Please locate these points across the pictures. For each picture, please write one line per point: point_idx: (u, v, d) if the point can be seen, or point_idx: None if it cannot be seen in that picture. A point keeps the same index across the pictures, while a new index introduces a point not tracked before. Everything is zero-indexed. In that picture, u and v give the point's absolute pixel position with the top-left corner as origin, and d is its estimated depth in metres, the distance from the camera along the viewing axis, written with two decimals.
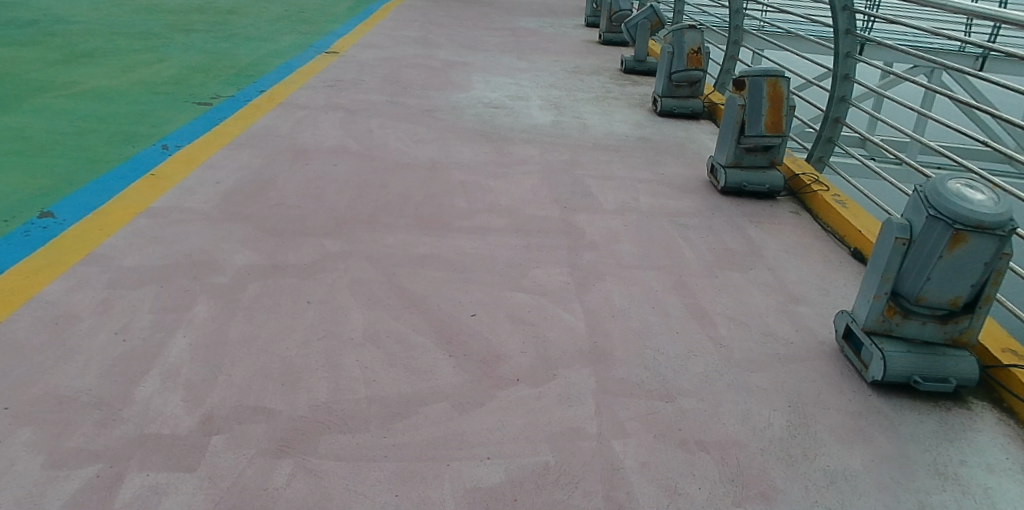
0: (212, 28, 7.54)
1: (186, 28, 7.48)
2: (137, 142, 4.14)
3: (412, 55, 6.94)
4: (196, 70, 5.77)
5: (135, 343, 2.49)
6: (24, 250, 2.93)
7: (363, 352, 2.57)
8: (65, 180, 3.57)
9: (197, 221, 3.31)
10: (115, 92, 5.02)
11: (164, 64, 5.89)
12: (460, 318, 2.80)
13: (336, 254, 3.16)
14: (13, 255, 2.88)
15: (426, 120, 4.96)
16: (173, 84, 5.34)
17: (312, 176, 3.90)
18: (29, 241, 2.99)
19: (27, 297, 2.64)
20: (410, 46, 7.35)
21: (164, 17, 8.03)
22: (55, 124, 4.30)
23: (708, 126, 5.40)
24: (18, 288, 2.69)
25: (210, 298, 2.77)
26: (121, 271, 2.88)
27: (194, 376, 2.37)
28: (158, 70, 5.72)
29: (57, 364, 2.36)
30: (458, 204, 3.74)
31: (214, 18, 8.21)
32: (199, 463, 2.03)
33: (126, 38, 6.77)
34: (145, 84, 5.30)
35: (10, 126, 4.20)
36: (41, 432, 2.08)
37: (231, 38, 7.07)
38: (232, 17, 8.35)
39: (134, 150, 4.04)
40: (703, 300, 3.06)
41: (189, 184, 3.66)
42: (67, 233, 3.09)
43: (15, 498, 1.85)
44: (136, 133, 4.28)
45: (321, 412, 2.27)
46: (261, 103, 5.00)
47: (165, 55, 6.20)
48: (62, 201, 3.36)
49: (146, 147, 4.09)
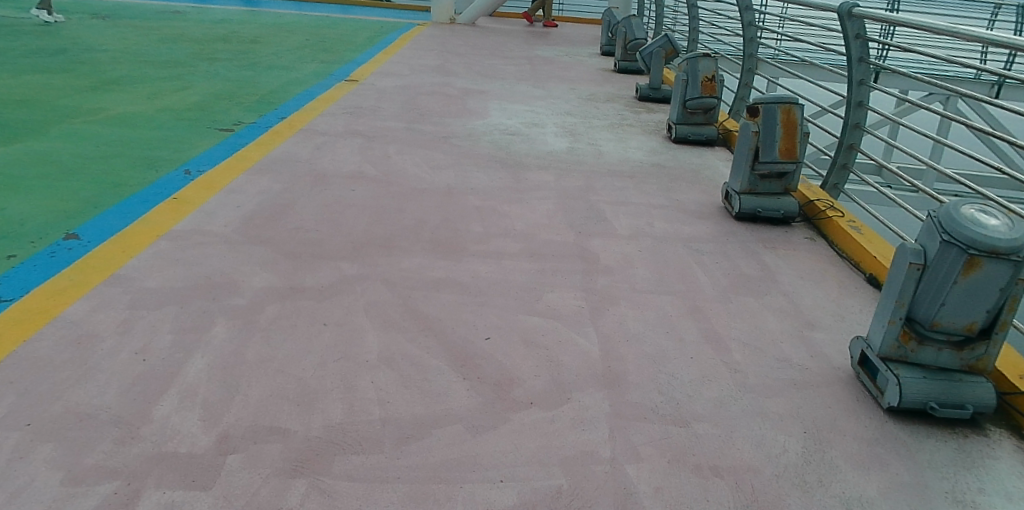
0: (235, 57, 7.75)
1: (210, 57, 7.67)
2: (160, 167, 4.25)
3: (430, 83, 7.07)
4: (219, 98, 5.91)
5: (154, 363, 2.53)
6: (48, 272, 3.00)
7: (378, 374, 2.59)
8: (90, 204, 3.67)
9: (218, 244, 3.38)
10: (140, 118, 5.17)
11: (188, 92, 6.05)
12: (474, 342, 2.82)
13: (352, 277, 3.20)
14: (37, 277, 2.95)
15: (443, 147, 5.03)
16: (196, 111, 5.48)
17: (331, 200, 3.97)
18: (54, 262, 3.07)
19: (50, 317, 2.71)
20: (428, 74, 7.49)
21: (189, 46, 8.26)
22: (81, 149, 4.43)
23: (722, 152, 5.43)
24: (43, 308, 2.75)
25: (229, 319, 2.82)
26: (142, 292, 2.94)
27: (211, 395, 2.42)
28: (182, 97, 5.87)
29: (79, 382, 2.41)
30: (473, 229, 3.78)
31: (238, 47, 8.44)
32: (214, 482, 2.08)
33: (153, 66, 6.96)
34: (170, 111, 5.43)
35: (38, 151, 4.33)
36: (61, 449, 2.14)
37: (254, 67, 7.25)
38: (256, 46, 8.57)
39: (158, 174, 4.14)
40: (717, 325, 3.05)
41: (211, 208, 3.73)
42: (91, 254, 3.17)
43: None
44: (159, 159, 4.38)
45: (336, 433, 2.31)
46: (283, 130, 5.11)
47: (190, 83, 6.37)
48: (86, 224, 3.46)
49: (169, 172, 4.19)
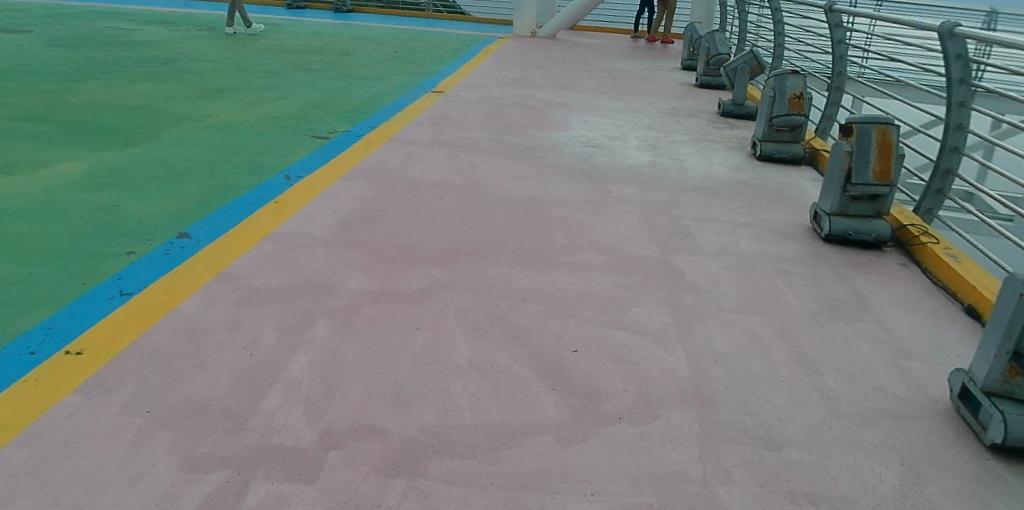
0: (329, 67, 8.08)
1: (305, 67, 8.02)
2: (263, 172, 4.46)
3: (513, 95, 7.18)
4: (315, 106, 6.17)
5: (260, 358, 2.66)
6: (164, 268, 3.20)
7: (470, 380, 2.65)
8: (201, 205, 3.89)
9: (316, 246, 3.52)
10: (242, 125, 5.44)
11: (286, 100, 6.33)
12: (562, 354, 2.84)
13: (442, 283, 3.29)
14: (154, 272, 3.15)
15: (527, 158, 5.10)
16: (294, 118, 5.73)
17: (419, 207, 4.08)
18: (169, 260, 3.27)
19: (166, 310, 2.88)
20: (510, 86, 7.61)
21: (284, 56, 8.64)
22: (191, 153, 4.70)
23: (809, 172, 5.30)
24: (160, 302, 2.94)
25: (328, 319, 2.93)
26: (248, 290, 3.08)
27: (314, 392, 2.52)
28: (281, 105, 6.14)
29: (193, 373, 2.56)
30: (558, 240, 3.82)
31: (331, 58, 8.79)
32: (318, 476, 2.17)
33: (254, 75, 7.32)
34: (269, 118, 5.70)
35: (152, 153, 4.62)
36: (178, 437, 2.28)
37: (346, 77, 7.53)
38: (347, 57, 8.90)
39: (261, 178, 4.35)
40: (808, 349, 3.00)
41: (309, 212, 3.89)
42: (202, 253, 3.36)
43: (155, 496, 2.05)
44: (261, 164, 4.60)
45: (431, 435, 2.38)
46: (374, 138, 5.29)
47: (287, 92, 6.66)
48: (197, 223, 3.66)
49: (271, 177, 4.39)
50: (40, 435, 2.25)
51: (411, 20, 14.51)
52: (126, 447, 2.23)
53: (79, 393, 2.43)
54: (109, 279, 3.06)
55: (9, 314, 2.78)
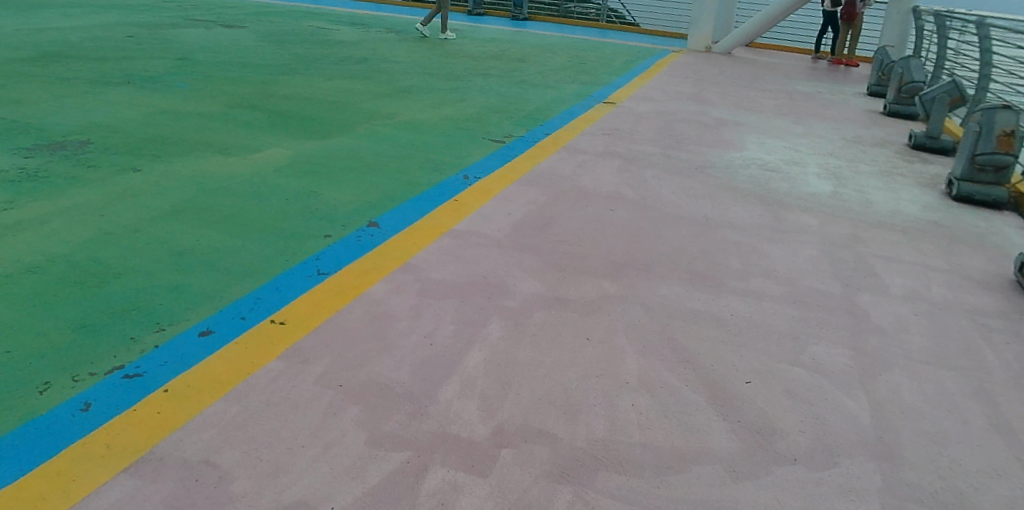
0: (506, 73, 8.40)
1: (484, 72, 8.38)
2: (444, 170, 4.70)
3: (686, 110, 7.09)
4: (493, 110, 6.42)
5: (439, 349, 2.81)
6: (356, 253, 3.47)
7: (638, 398, 2.65)
8: (389, 197, 4.18)
9: (491, 247, 3.66)
10: (427, 124, 5.78)
11: (466, 103, 6.64)
12: (733, 384, 2.77)
13: (613, 296, 3.31)
14: (347, 256, 3.43)
15: (701, 176, 5.01)
16: (473, 121, 6.00)
17: (591, 218, 4.13)
18: (360, 246, 3.55)
19: (357, 293, 3.12)
20: (683, 101, 7.52)
21: (464, 60, 9.09)
22: (381, 147, 5.07)
23: (1014, 218, 4.80)
24: (351, 285, 3.19)
25: (502, 319, 3.04)
26: (429, 282, 3.26)
27: (488, 389, 2.63)
28: (462, 107, 6.46)
29: (379, 355, 2.75)
30: (732, 264, 3.72)
31: (508, 64, 9.12)
32: (490, 472, 2.25)
33: (438, 77, 7.75)
34: (451, 119, 6.01)
35: (347, 145, 5.03)
36: (365, 413, 2.46)
37: (521, 83, 7.79)
38: (523, 64, 9.20)
39: (442, 177, 4.58)
40: (1011, 414, 2.71)
41: (485, 212, 4.05)
42: (388, 243, 3.60)
43: (344, 466, 2.23)
44: (442, 163, 4.85)
45: (599, 448, 2.39)
46: (548, 145, 5.42)
47: (467, 95, 6.98)
48: (385, 214, 3.94)
49: (451, 176, 4.62)
50: (246, 393, 2.51)
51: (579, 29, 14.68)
52: (319, 415, 2.44)
53: (281, 359, 2.69)
54: (308, 259, 3.38)
55: (226, 282, 3.15)
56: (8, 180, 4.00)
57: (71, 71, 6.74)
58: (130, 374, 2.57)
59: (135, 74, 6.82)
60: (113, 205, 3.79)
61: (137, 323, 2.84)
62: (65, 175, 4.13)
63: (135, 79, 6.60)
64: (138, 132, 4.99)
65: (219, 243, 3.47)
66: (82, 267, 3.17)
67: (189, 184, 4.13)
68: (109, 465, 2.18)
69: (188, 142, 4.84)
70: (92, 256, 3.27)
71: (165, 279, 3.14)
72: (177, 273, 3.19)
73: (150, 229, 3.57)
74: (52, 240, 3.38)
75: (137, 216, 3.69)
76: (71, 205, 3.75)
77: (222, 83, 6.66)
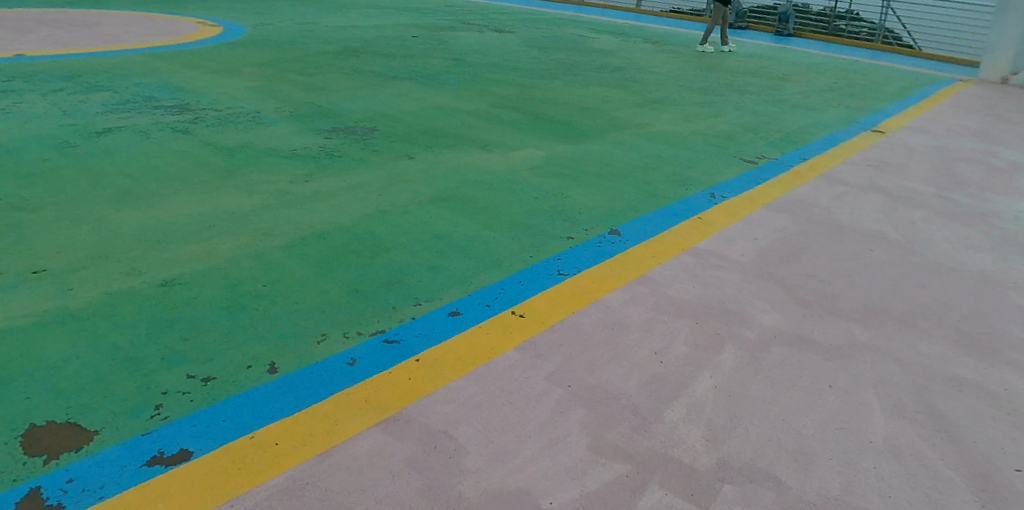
0: (762, 91, 8.05)
1: (739, 88, 8.12)
2: (690, 187, 4.71)
3: (971, 148, 6.26)
4: (746, 129, 6.21)
5: (669, 368, 2.81)
6: (598, 258, 3.65)
7: (882, 462, 2.38)
8: (633, 207, 4.32)
9: (734, 271, 3.58)
10: (676, 137, 5.78)
11: (718, 119, 6.49)
12: (1002, 468, 2.37)
13: (863, 345, 3.03)
14: (590, 260, 3.62)
15: (985, 226, 4.40)
16: (724, 138, 5.87)
17: (844, 255, 3.83)
18: (602, 251, 3.72)
19: (595, 297, 3.27)
20: (969, 138, 6.64)
21: (717, 74, 8.88)
22: (628, 156, 5.21)
23: None
24: (589, 288, 3.35)
25: (737, 348, 2.95)
26: (664, 297, 3.29)
27: (715, 418, 2.55)
28: (713, 123, 6.33)
29: (608, 363, 2.82)
30: (1015, 332, 3.20)
31: (764, 81, 8.73)
32: (710, 504, 2.17)
33: (690, 91, 7.66)
34: (701, 134, 5.94)
35: (597, 151, 5.25)
36: (590, 417, 2.52)
37: (778, 103, 7.42)
38: (781, 83, 8.74)
39: (687, 192, 4.61)
40: None
41: (731, 234, 3.98)
42: (628, 252, 3.72)
43: (566, 466, 2.30)
44: (688, 179, 4.86)
45: (830, 505, 2.19)
46: (804, 172, 5.12)
47: (719, 111, 6.82)
48: (628, 223, 4.08)
49: (696, 192, 4.62)
50: (484, 376, 2.71)
51: (845, 46, 13.37)
52: (548, 410, 2.55)
53: (517, 351, 2.87)
54: (551, 257, 3.61)
55: (475, 269, 3.44)
56: (311, 156, 4.68)
57: (366, 65, 7.64)
58: (389, 338, 2.91)
59: (416, 71, 7.56)
60: (388, 187, 4.28)
61: (399, 295, 3.19)
62: (354, 156, 4.73)
63: (416, 75, 7.34)
64: (414, 124, 5.55)
65: (474, 233, 3.79)
66: (361, 238, 3.64)
67: (452, 175, 4.53)
68: (365, 420, 2.48)
69: (454, 136, 5.30)
70: (369, 230, 3.74)
71: (425, 258, 3.50)
72: (434, 254, 3.55)
73: (416, 211, 4.00)
74: (340, 211, 3.92)
75: (407, 199, 4.15)
76: (357, 182, 4.31)
77: (488, 83, 7.17)
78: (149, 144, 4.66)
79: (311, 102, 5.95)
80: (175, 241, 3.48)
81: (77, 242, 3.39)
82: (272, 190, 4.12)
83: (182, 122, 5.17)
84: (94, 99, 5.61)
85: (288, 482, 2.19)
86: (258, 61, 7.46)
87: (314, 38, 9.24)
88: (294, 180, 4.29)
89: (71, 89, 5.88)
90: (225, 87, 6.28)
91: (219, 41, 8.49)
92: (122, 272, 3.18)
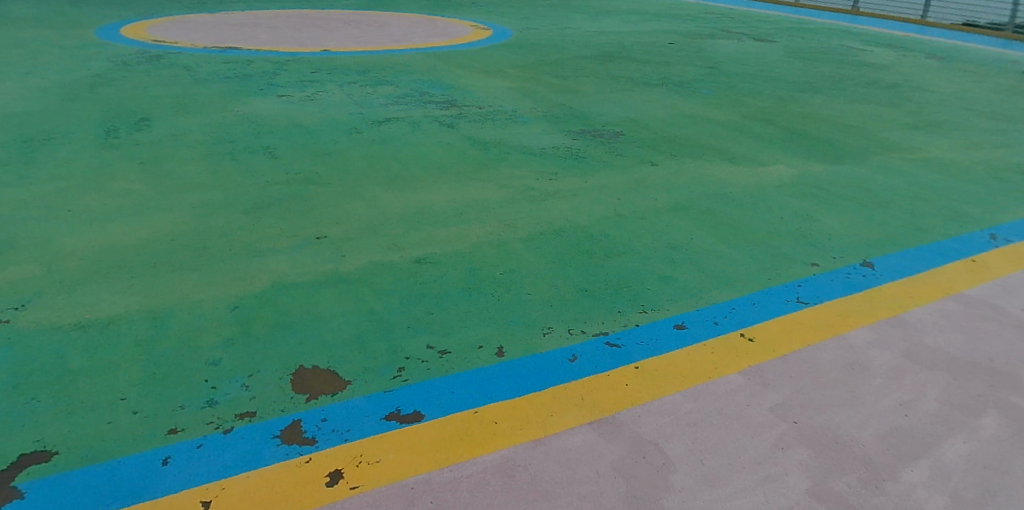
0: None
1: None
2: (966, 224, 4.17)
3: None
4: None
5: (914, 424, 2.52)
6: (843, 290, 3.44)
7: None
8: (891, 239, 3.95)
9: (1008, 326, 3.11)
10: (956, 167, 5.08)
11: (1014, 151, 5.56)
12: None
13: None
14: (834, 291, 3.44)
15: None
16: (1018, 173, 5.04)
17: None
18: (849, 283, 3.50)
19: (835, 332, 3.10)
20: None
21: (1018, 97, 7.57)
22: (893, 183, 4.73)
23: None
24: (830, 321, 3.19)
25: (1004, 416, 2.55)
26: (919, 344, 2.98)
27: (965, 490, 2.23)
28: (1006, 155, 5.44)
29: (843, 406, 2.61)
30: None
31: None
32: None
33: (982, 115, 6.62)
34: (988, 166, 5.16)
35: (855, 175, 4.83)
36: (814, 460, 2.35)
37: None
38: None
39: (961, 230, 4.09)
40: None
41: (1011, 285, 3.46)
42: (881, 288, 3.46)
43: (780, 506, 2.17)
44: (966, 215, 4.29)
45: None
46: None
47: (1017, 141, 5.84)
48: (883, 256, 3.77)
49: (974, 231, 4.09)
50: (702, 395, 2.70)
51: None
52: (767, 444, 2.42)
53: (741, 375, 2.81)
54: (791, 283, 3.50)
55: (705, 285, 3.47)
56: (559, 156, 4.83)
57: (622, 69, 7.34)
58: (609, 342, 3.04)
59: (670, 76, 7.14)
60: (628, 192, 4.33)
61: (625, 299, 3.32)
62: (599, 158, 4.82)
63: (670, 81, 6.93)
64: (661, 130, 5.45)
65: (709, 248, 3.79)
66: (596, 239, 3.76)
67: (695, 186, 4.47)
68: (578, 415, 2.61)
69: (701, 146, 5.15)
70: (604, 232, 3.84)
71: (656, 266, 3.58)
72: (667, 264, 3.61)
73: (653, 219, 4.03)
74: (579, 210, 4.05)
75: (646, 205, 4.18)
76: (599, 184, 4.41)
77: (745, 94, 6.60)
78: (420, 134, 5.10)
79: (564, 103, 6.03)
80: (432, 222, 3.83)
81: (353, 216, 3.84)
82: (519, 185, 4.34)
83: (449, 116, 5.56)
84: (380, 91, 6.16)
85: (501, 460, 2.40)
86: (523, 62, 7.48)
87: (571, 38, 9.10)
88: (540, 177, 4.48)
89: (362, 82, 6.44)
90: (490, 87, 6.47)
91: (492, 42, 8.61)
92: (384, 246, 3.56)
